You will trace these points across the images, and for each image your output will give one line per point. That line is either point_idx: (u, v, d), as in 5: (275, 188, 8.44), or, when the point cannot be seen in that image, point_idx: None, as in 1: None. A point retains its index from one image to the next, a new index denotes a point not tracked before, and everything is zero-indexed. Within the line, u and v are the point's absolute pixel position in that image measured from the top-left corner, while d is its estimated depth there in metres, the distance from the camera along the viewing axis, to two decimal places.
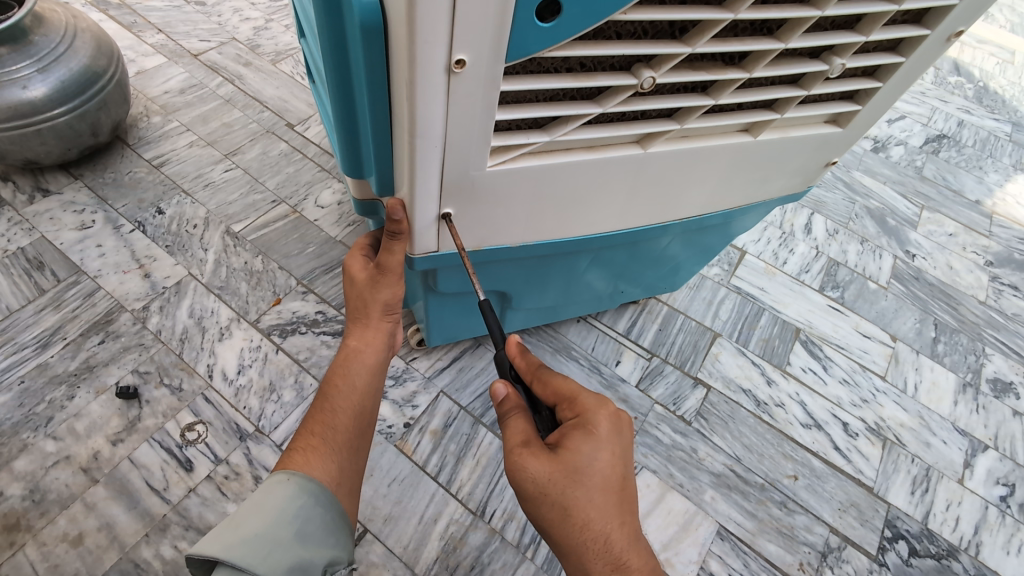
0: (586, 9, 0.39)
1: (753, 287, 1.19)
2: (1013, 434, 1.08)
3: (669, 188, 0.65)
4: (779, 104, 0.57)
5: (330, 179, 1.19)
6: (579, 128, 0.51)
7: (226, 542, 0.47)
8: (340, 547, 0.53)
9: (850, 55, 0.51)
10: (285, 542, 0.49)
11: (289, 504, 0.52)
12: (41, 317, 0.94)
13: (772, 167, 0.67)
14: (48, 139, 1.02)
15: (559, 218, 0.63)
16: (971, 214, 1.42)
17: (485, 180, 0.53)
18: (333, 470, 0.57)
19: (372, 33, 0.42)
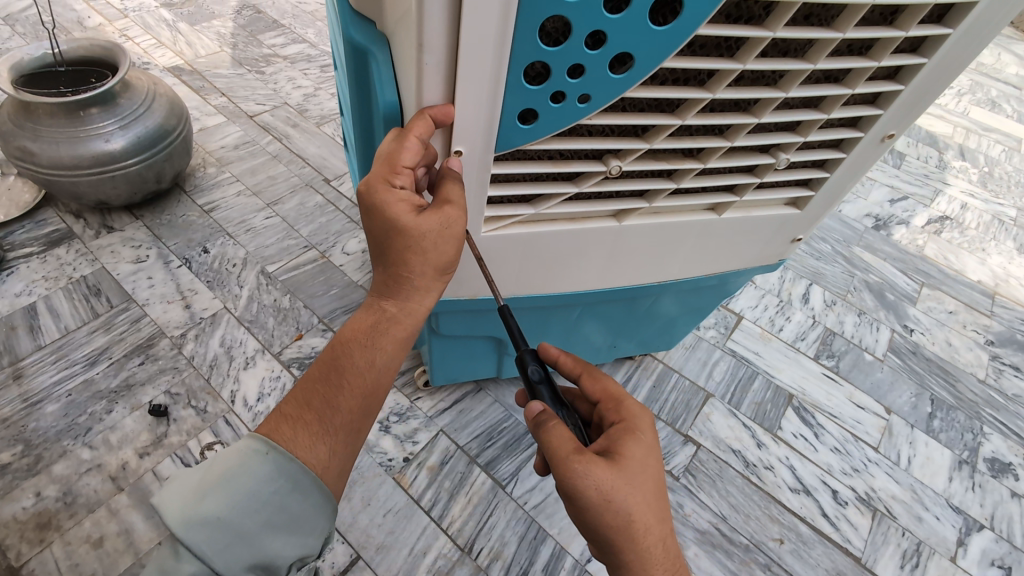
0: (558, 116, 0.50)
1: (747, 350, 1.24)
2: (1011, 515, 1.06)
3: (647, 256, 0.73)
4: (739, 188, 0.66)
5: (357, 229, 1.32)
6: (559, 204, 0.61)
7: (189, 519, 0.48)
8: (311, 543, 0.53)
9: (793, 151, 0.61)
10: (249, 534, 0.49)
11: (263, 487, 0.50)
12: (93, 338, 1.05)
13: (742, 241, 0.75)
14: (120, 184, 1.17)
15: (549, 278, 0.72)
16: (972, 293, 1.45)
17: (480, 244, 0.62)
18: (322, 456, 0.53)
19: (393, 121, 0.53)
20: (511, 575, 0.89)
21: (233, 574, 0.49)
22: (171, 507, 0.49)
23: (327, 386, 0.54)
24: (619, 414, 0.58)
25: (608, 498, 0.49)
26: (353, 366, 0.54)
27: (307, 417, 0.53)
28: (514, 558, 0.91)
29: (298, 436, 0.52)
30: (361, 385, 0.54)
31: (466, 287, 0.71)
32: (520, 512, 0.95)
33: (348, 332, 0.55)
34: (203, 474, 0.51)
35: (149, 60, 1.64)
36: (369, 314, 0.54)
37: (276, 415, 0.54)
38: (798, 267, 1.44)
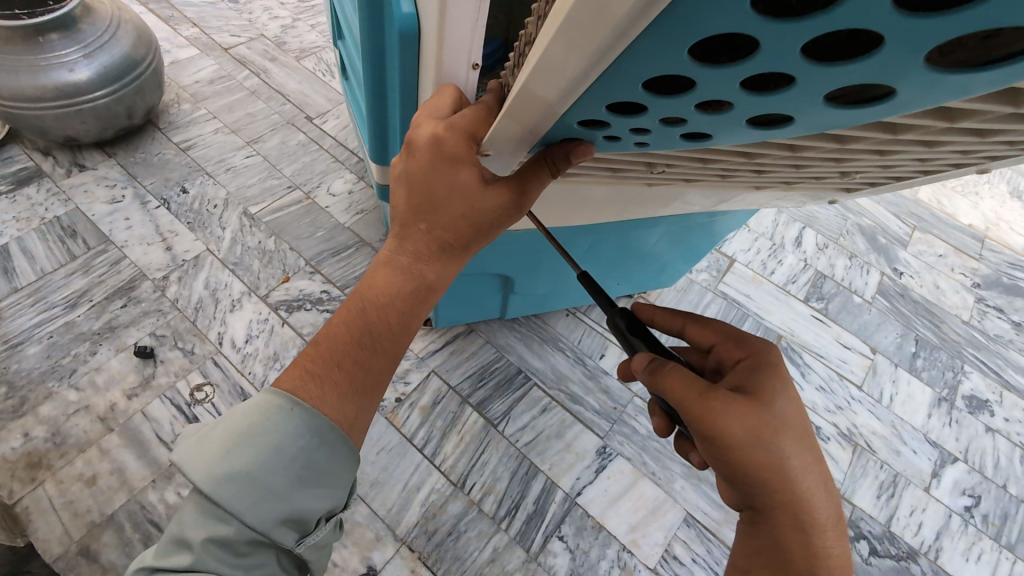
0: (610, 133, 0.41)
1: (739, 293, 1.24)
2: (984, 449, 1.10)
3: (665, 204, 0.69)
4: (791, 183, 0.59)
5: (343, 169, 1.27)
6: (589, 171, 0.55)
7: (215, 475, 0.43)
8: (336, 495, 0.48)
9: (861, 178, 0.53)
10: (278, 489, 0.45)
11: (290, 442, 0.45)
12: (71, 280, 1.02)
13: (764, 204, 0.71)
14: (88, 119, 1.11)
15: (560, 216, 0.69)
16: (962, 237, 1.45)
17: None
18: (351, 415, 0.47)
19: (408, 38, 0.48)
20: (503, 508, 0.91)
21: (264, 530, 0.44)
22: (194, 463, 0.44)
23: (355, 347, 0.47)
24: (743, 350, 0.55)
25: (755, 433, 0.47)
26: (384, 326, 0.47)
27: (336, 378, 0.46)
28: (506, 492, 0.93)
29: (326, 398, 0.46)
30: (392, 346, 0.48)
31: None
32: (511, 449, 0.97)
33: (375, 291, 0.47)
34: (224, 431, 0.45)
35: None
36: (403, 279, 0.46)
37: (297, 370, 0.47)
38: (793, 210, 1.42)
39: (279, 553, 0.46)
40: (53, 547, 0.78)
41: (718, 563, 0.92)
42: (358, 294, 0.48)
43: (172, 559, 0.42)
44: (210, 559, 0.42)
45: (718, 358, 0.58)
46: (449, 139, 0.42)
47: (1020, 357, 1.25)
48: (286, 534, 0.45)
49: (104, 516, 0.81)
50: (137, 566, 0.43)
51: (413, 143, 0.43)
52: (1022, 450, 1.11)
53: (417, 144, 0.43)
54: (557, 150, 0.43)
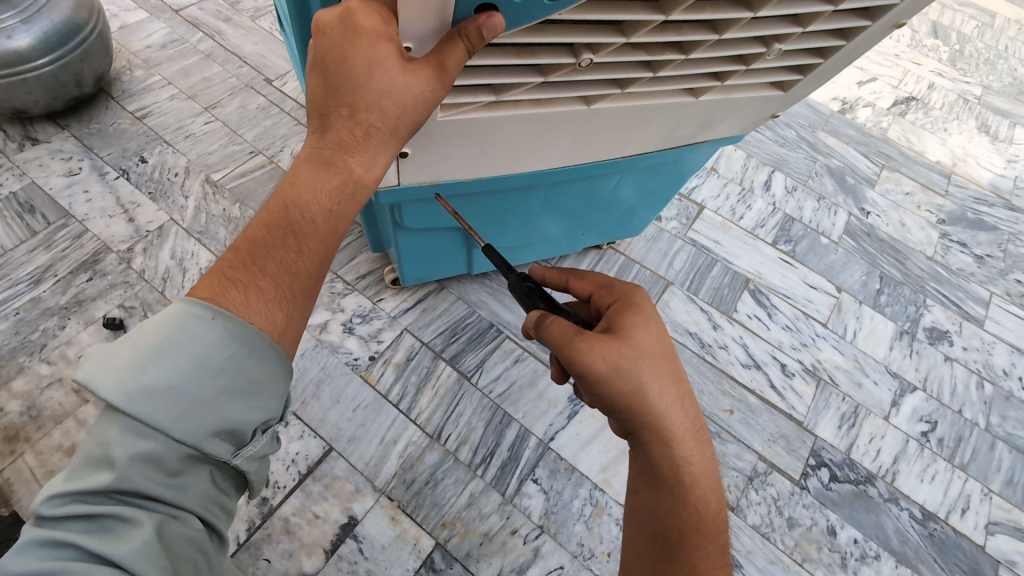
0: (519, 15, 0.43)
1: (708, 240, 1.25)
2: (942, 377, 1.15)
3: (613, 134, 0.70)
4: (723, 75, 0.62)
5: (305, 132, 1.25)
6: (526, 90, 0.56)
7: (129, 388, 0.39)
8: (272, 408, 0.47)
9: (790, 42, 0.57)
10: (207, 402, 0.42)
11: (215, 353, 0.43)
12: (34, 256, 1.01)
13: (716, 118, 0.72)
14: (34, 89, 1.07)
15: (511, 159, 0.70)
16: (929, 174, 1.46)
17: (437, 127, 0.58)
18: (281, 321, 0.47)
19: None
20: (479, 456, 0.95)
21: (195, 443, 0.42)
22: (101, 378, 0.39)
23: (281, 247, 0.48)
24: (612, 295, 0.59)
25: (615, 366, 0.51)
26: (309, 224, 0.48)
27: (261, 283, 0.47)
28: (481, 441, 0.96)
29: (253, 301, 0.46)
30: (321, 245, 0.49)
31: (426, 175, 0.68)
32: (485, 400, 0.99)
33: (298, 191, 0.47)
34: (133, 343, 0.41)
35: None
36: (327, 173, 0.47)
37: (212, 279, 0.46)
38: (762, 155, 1.42)
39: (212, 469, 0.44)
40: None
41: None
42: (278, 197, 0.48)
43: (90, 482, 0.39)
44: (137, 480, 0.39)
45: (597, 305, 0.61)
46: (359, 15, 0.42)
47: (981, 289, 1.28)
48: (219, 446, 0.43)
49: None
50: (45, 493, 0.38)
51: (321, 26, 0.44)
52: (978, 376, 1.16)
53: (327, 24, 0.44)
54: (472, 24, 0.41)
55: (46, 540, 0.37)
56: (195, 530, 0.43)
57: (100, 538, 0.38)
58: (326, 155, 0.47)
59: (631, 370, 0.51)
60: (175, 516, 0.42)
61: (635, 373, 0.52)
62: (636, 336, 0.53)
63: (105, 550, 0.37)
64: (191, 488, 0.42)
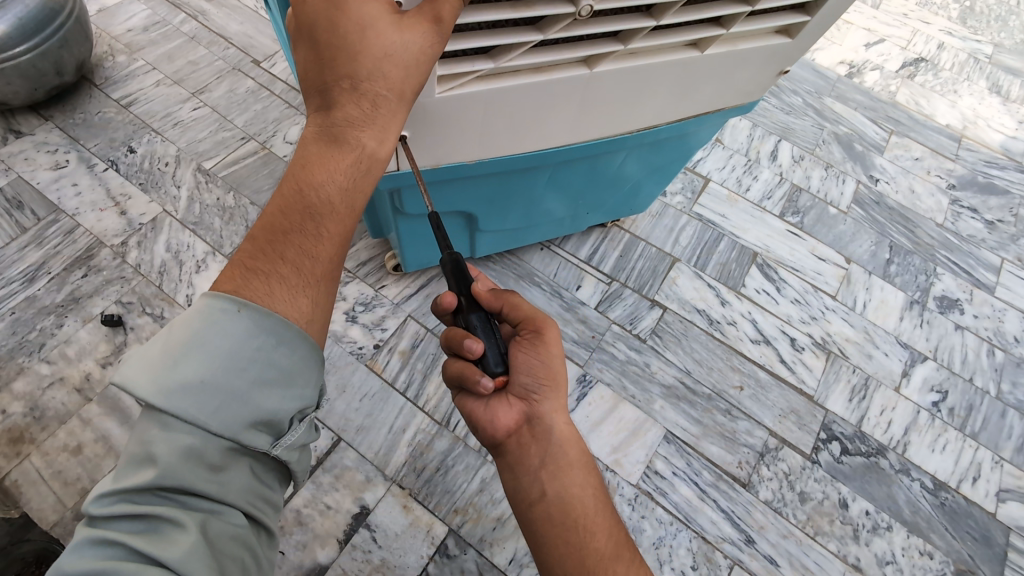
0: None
1: (714, 213, 1.23)
2: (953, 346, 1.13)
3: (616, 103, 0.67)
4: (728, 19, 0.58)
5: (298, 115, 1.21)
6: (523, 55, 0.53)
7: (165, 385, 0.38)
8: (308, 394, 0.45)
9: None
10: (241, 393, 0.40)
11: (243, 344, 0.41)
12: (26, 253, 0.99)
13: (723, 77, 0.69)
14: (13, 79, 1.03)
15: (512, 136, 0.67)
16: (939, 138, 1.42)
17: (436, 104, 0.55)
18: (306, 307, 0.45)
19: None
20: None
21: (234, 436, 0.40)
22: (137, 379, 0.38)
23: (298, 231, 0.44)
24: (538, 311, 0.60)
25: (548, 358, 0.54)
26: (326, 205, 0.45)
27: (282, 270, 0.44)
28: None
29: (276, 291, 0.43)
30: (340, 225, 0.46)
31: (426, 157, 0.65)
32: None
33: (311, 172, 0.44)
34: (165, 342, 0.40)
35: None
36: (339, 151, 0.44)
37: (233, 272, 0.44)
38: (768, 124, 1.38)
39: (254, 461, 0.42)
40: (49, 515, 0.80)
41: (698, 473, 0.97)
42: (290, 180, 0.45)
43: (134, 479, 0.37)
44: (180, 476, 0.37)
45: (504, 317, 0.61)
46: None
47: (991, 256, 1.26)
48: (259, 438, 0.41)
49: (95, 482, 0.83)
50: (94, 493, 0.37)
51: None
52: (989, 344, 1.15)
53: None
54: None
55: (96, 541, 0.36)
56: (241, 527, 0.41)
57: (147, 537, 0.37)
58: (333, 130, 0.43)
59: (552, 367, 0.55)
60: (219, 513, 0.40)
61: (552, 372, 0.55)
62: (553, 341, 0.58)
63: (150, 550, 0.36)
64: (234, 482, 0.40)
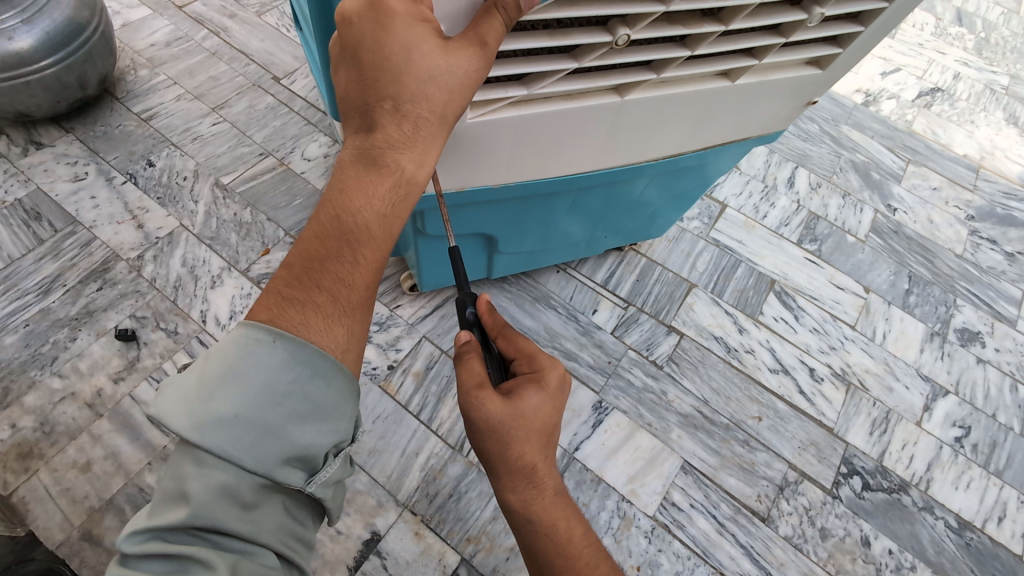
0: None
1: (731, 239, 1.22)
2: (975, 380, 1.11)
3: (644, 131, 0.66)
4: (760, 51, 0.57)
5: (316, 132, 1.21)
6: (556, 82, 0.53)
7: (200, 419, 0.38)
8: (342, 429, 0.44)
9: (831, 4, 0.52)
10: (273, 428, 0.40)
11: (278, 376, 0.41)
12: (42, 265, 0.98)
13: (751, 107, 0.68)
14: (37, 91, 1.04)
15: (539, 161, 0.66)
16: (957, 168, 1.42)
17: (466, 129, 0.55)
18: (342, 337, 0.44)
19: None
20: None
21: (266, 472, 0.40)
22: (174, 413, 0.39)
23: (336, 258, 0.44)
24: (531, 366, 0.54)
25: (493, 427, 0.51)
26: (363, 231, 0.44)
27: (318, 299, 0.43)
28: None
29: (312, 320, 0.43)
30: (376, 252, 0.45)
31: (452, 180, 0.64)
32: None
33: (349, 198, 0.43)
34: (202, 372, 0.40)
35: None
36: (378, 175, 0.43)
37: (269, 301, 0.43)
38: (785, 150, 1.38)
39: (287, 498, 0.43)
40: (55, 534, 0.78)
41: (716, 506, 0.94)
42: (327, 205, 0.44)
43: (169, 516, 0.38)
44: (212, 515, 0.38)
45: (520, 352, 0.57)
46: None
47: (1012, 288, 1.25)
48: (292, 474, 0.41)
49: (103, 501, 0.81)
50: (131, 532, 0.38)
51: (346, 15, 0.40)
52: (1011, 379, 1.13)
53: (353, 12, 0.39)
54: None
55: None
56: (272, 567, 0.41)
57: None
58: (373, 154, 0.43)
59: (507, 438, 0.51)
60: (251, 554, 0.40)
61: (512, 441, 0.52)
62: (525, 411, 0.51)
63: None
64: (266, 521, 0.41)
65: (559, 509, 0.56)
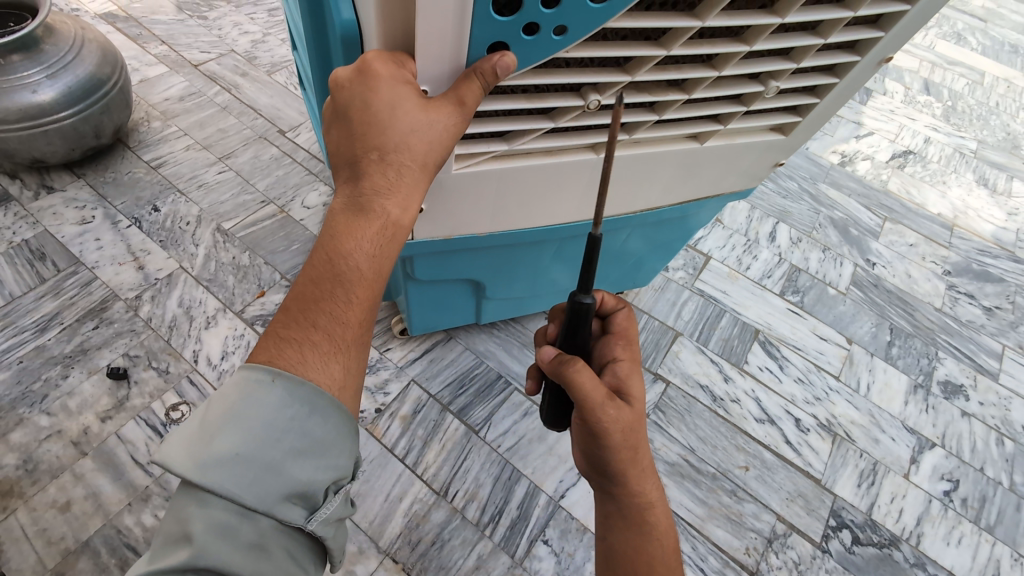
0: (530, 52, 0.44)
1: (715, 290, 1.26)
2: (960, 434, 1.12)
3: (623, 185, 0.71)
4: (725, 117, 0.62)
5: (317, 182, 1.27)
6: (535, 139, 0.57)
7: (203, 459, 0.41)
8: (342, 465, 0.47)
9: (785, 78, 0.58)
10: (273, 463, 0.43)
11: (276, 414, 0.44)
12: (41, 304, 1.01)
13: (723, 167, 0.73)
14: (54, 140, 1.09)
15: (524, 212, 0.70)
16: (932, 226, 1.47)
17: (452, 180, 0.59)
18: (339, 375, 0.46)
19: (351, 45, 0.46)
20: (487, 514, 0.91)
21: (267, 510, 0.42)
22: (177, 456, 0.41)
23: (330, 299, 0.47)
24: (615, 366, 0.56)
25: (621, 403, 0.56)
26: (355, 272, 0.47)
27: (314, 337, 0.46)
28: (489, 498, 0.92)
29: (309, 358, 0.45)
30: (368, 292, 0.48)
31: (440, 228, 0.68)
32: (494, 455, 0.97)
33: (341, 242, 0.47)
34: (206, 416, 0.43)
35: (77, 5, 1.50)
36: (366, 221, 0.46)
37: (270, 341, 0.46)
38: (766, 207, 1.44)
39: (290, 541, 0.44)
40: None
41: (704, 559, 0.93)
42: (321, 250, 0.48)
43: (171, 559, 0.40)
44: (215, 554, 0.40)
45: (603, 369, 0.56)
46: (374, 62, 0.43)
47: (992, 342, 1.27)
48: (292, 510, 0.43)
49: (79, 542, 0.80)
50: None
51: (339, 81, 0.45)
52: (997, 433, 1.13)
53: (345, 78, 0.44)
54: (485, 63, 0.43)
55: None
56: None
57: None
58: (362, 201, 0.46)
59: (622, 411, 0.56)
60: None
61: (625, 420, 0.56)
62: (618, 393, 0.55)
63: None
64: (270, 564, 0.42)
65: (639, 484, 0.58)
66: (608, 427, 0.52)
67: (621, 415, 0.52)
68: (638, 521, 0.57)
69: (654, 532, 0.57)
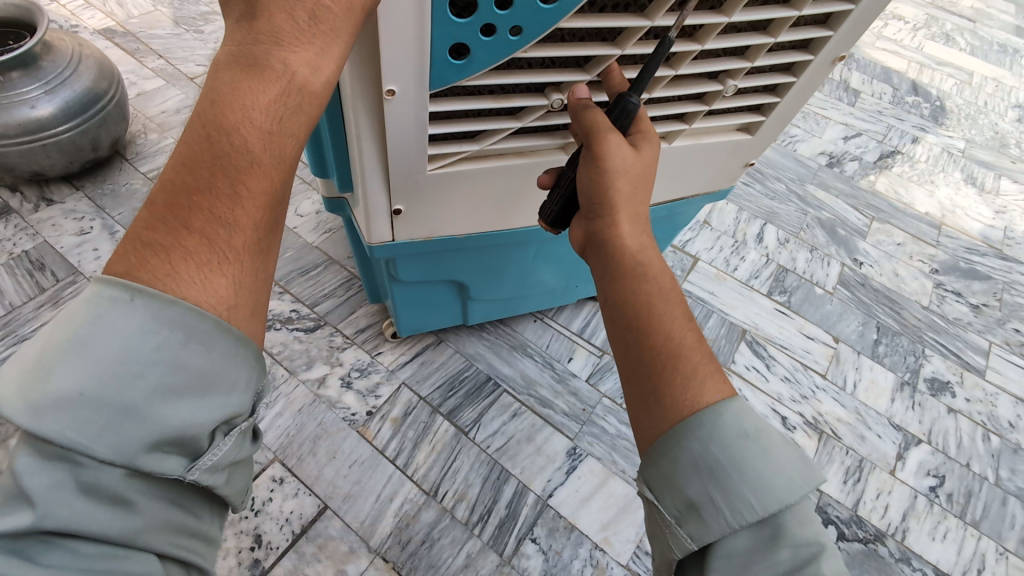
0: (490, 52, 0.49)
1: (702, 290, 1.27)
2: (946, 430, 1.13)
3: None
4: (689, 116, 0.65)
5: (310, 190, 1.29)
6: (504, 139, 0.60)
7: (36, 404, 0.35)
8: (236, 403, 0.42)
9: (742, 77, 0.60)
10: (134, 403, 0.37)
11: (136, 342, 0.37)
12: (41, 313, 1.04)
13: (695, 168, 0.75)
14: (53, 153, 1.12)
15: (502, 213, 0.72)
16: (919, 225, 1.49)
17: (427, 178, 0.61)
18: (226, 290, 0.40)
19: None
20: (476, 513, 0.93)
21: (130, 462, 0.37)
22: (5, 394, 0.35)
23: (212, 182, 0.40)
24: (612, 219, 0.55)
25: (630, 256, 0.55)
26: (245, 156, 0.40)
27: (188, 243, 0.39)
28: (478, 498, 0.94)
29: (182, 272, 0.39)
30: (261, 181, 0.42)
31: (420, 230, 0.70)
32: (483, 456, 0.98)
33: (224, 106, 0.40)
34: (45, 343, 0.36)
35: (77, 23, 1.53)
36: (259, 79, 0.40)
37: (129, 246, 0.39)
38: (753, 208, 1.45)
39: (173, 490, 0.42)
40: None
41: None
42: (198, 126, 0.40)
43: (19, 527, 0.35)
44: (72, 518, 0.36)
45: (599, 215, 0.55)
46: None
47: (979, 339, 1.29)
48: (164, 460, 0.39)
49: None
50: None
51: None
52: (983, 429, 1.14)
53: None
54: None
55: None
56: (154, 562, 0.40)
57: None
58: (253, 54, 0.41)
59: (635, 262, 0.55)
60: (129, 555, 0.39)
61: (637, 283, 0.55)
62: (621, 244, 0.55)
63: None
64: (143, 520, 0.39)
65: (680, 327, 0.54)
66: (612, 159, 0.52)
67: (626, 153, 0.52)
68: (634, 277, 0.55)
69: (649, 291, 0.55)
